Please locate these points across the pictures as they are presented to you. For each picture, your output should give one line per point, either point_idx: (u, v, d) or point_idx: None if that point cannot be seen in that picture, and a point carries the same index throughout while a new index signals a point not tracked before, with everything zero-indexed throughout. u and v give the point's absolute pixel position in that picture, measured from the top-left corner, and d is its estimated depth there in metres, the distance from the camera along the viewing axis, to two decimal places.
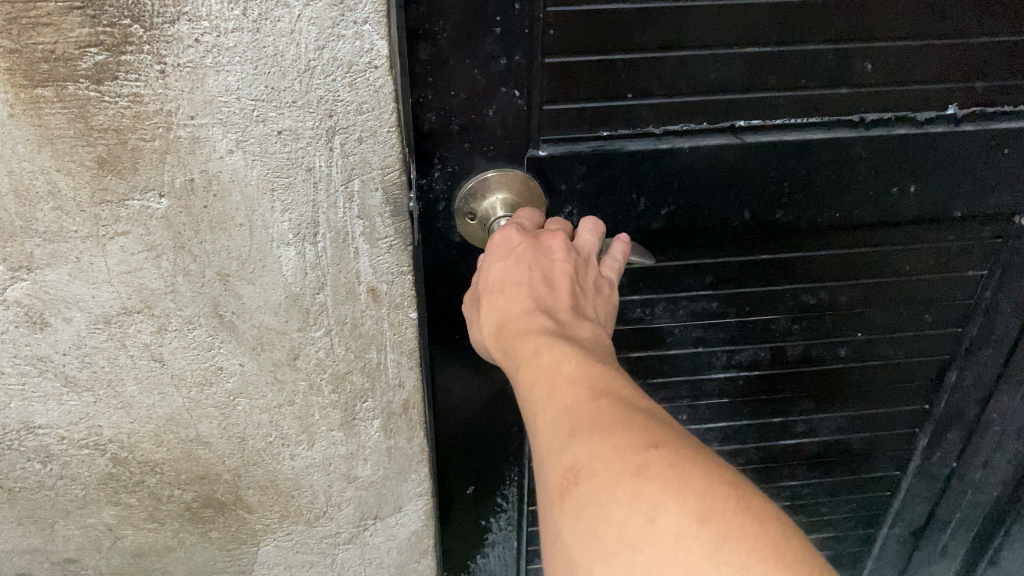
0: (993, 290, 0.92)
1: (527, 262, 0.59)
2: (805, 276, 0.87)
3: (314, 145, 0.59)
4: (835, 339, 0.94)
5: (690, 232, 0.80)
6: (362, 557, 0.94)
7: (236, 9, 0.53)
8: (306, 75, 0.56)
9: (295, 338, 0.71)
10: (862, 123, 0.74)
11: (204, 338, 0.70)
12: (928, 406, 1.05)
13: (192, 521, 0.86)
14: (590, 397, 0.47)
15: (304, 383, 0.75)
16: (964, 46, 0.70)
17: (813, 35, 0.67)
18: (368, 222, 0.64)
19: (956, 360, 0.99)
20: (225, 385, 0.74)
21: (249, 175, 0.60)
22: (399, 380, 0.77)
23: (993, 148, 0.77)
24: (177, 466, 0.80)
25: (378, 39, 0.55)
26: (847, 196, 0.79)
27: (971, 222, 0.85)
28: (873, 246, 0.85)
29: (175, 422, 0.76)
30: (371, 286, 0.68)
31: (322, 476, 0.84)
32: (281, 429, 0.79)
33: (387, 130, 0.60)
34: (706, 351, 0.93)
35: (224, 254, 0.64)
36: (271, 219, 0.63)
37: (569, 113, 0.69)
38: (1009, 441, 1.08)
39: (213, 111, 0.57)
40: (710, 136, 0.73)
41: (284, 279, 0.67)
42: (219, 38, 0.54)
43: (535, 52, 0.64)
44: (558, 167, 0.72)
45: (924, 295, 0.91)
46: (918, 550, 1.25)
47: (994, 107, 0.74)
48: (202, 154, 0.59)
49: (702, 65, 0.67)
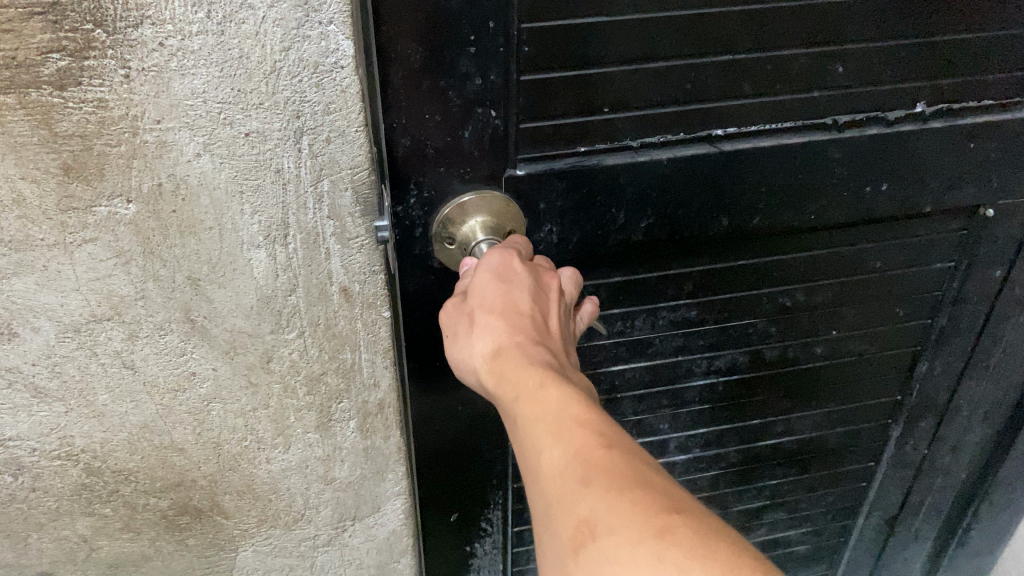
0: (960, 281, 0.94)
1: (527, 297, 0.59)
2: (778, 279, 0.88)
3: (282, 146, 0.59)
4: (810, 339, 0.95)
5: (669, 243, 0.79)
6: (341, 558, 0.94)
7: (199, 11, 0.52)
8: (272, 76, 0.56)
9: (267, 341, 0.71)
10: (836, 124, 0.75)
11: (175, 344, 0.69)
12: (900, 397, 1.07)
13: (169, 530, 0.85)
14: (602, 446, 0.46)
15: (277, 386, 0.75)
16: (930, 44, 0.71)
17: (787, 40, 0.68)
18: (339, 222, 0.65)
19: (926, 351, 1.01)
20: (199, 390, 0.73)
21: (217, 178, 0.60)
22: (373, 379, 0.77)
23: (960, 143, 0.79)
24: (151, 474, 0.79)
25: (344, 39, 0.56)
26: (821, 199, 0.80)
27: (939, 217, 0.87)
28: (845, 246, 0.87)
29: (148, 429, 0.75)
30: (344, 286, 0.69)
31: (299, 479, 0.84)
32: (255, 433, 0.78)
33: (355, 129, 0.60)
34: (686, 360, 0.93)
35: (194, 259, 0.64)
36: (240, 222, 0.63)
37: (545, 130, 0.67)
38: (976, 425, 1.10)
39: (180, 115, 0.56)
40: (686, 146, 0.72)
41: (255, 282, 0.66)
42: (184, 42, 0.53)
43: (511, 69, 0.62)
44: (536, 186, 0.70)
45: (895, 289, 0.93)
46: (892, 539, 1.27)
47: (961, 103, 0.76)
48: (169, 159, 0.58)
49: (676, 77, 0.67)
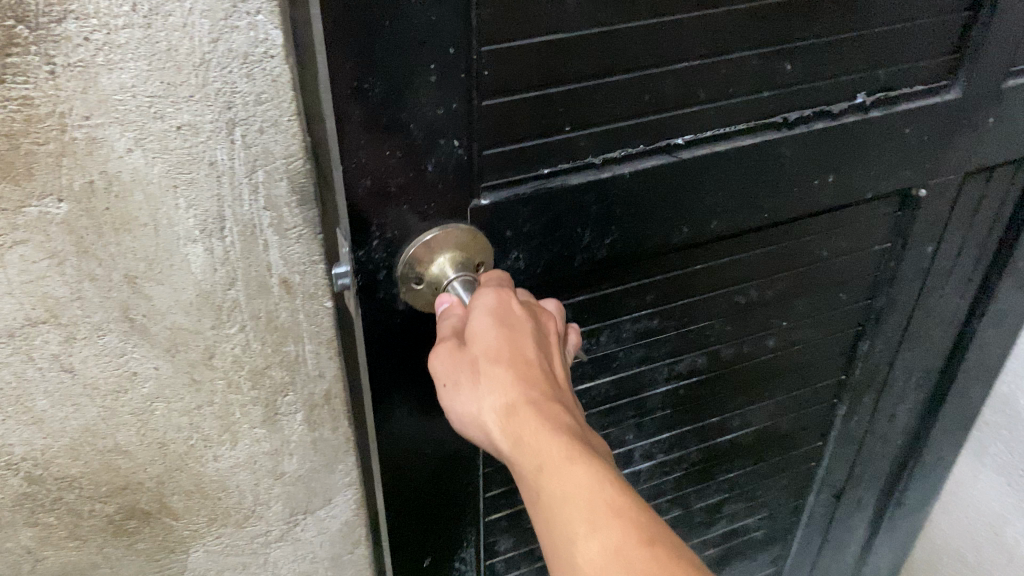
0: (896, 261, 0.97)
1: (532, 347, 0.58)
2: (731, 277, 0.89)
3: (214, 138, 0.59)
4: (763, 333, 0.97)
5: (633, 255, 0.79)
6: (294, 553, 0.94)
7: (124, 5, 0.52)
8: (201, 68, 0.56)
9: (209, 336, 0.70)
10: (786, 122, 0.76)
11: (115, 344, 0.68)
12: (844, 377, 1.10)
13: (116, 535, 0.83)
14: (643, 542, 0.47)
15: (221, 382, 0.74)
16: (865, 35, 0.73)
17: (738, 43, 0.68)
18: (275, 213, 0.65)
19: (867, 330, 1.04)
20: (141, 390, 0.72)
21: (150, 173, 0.59)
22: (318, 370, 0.77)
23: (896, 129, 0.82)
24: (96, 479, 0.77)
25: (272, 28, 0.56)
26: (772, 196, 0.81)
27: (877, 202, 0.90)
28: (794, 239, 0.89)
29: (91, 434, 0.73)
30: (284, 278, 0.69)
31: (248, 475, 0.83)
32: (201, 431, 0.77)
33: (288, 118, 0.60)
34: (648, 368, 0.94)
35: (130, 257, 0.63)
36: (176, 218, 0.62)
37: (506, 154, 0.65)
38: (908, 391, 1.16)
39: (109, 111, 0.55)
40: (646, 157, 0.72)
41: (193, 277, 0.66)
42: (110, 36, 0.52)
43: (473, 96, 0.60)
44: (500, 213, 0.68)
45: (837, 274, 0.96)
46: (839, 511, 1.31)
47: (895, 90, 0.79)
48: (100, 156, 0.57)
49: (633, 90, 0.66)
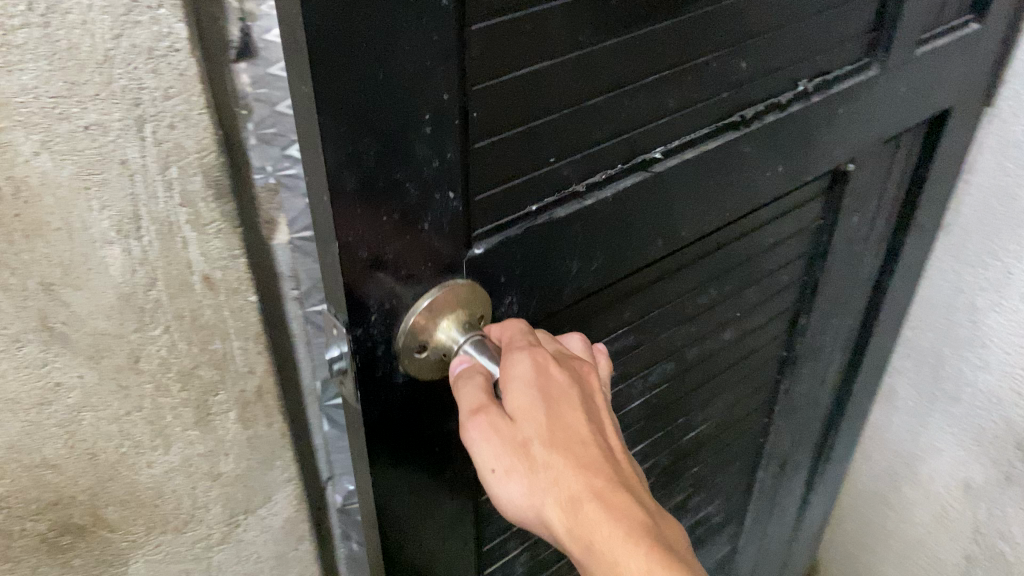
0: (827, 235, 1.06)
1: (577, 425, 0.61)
2: (689, 286, 0.93)
3: (124, 136, 0.58)
4: (720, 327, 1.03)
5: (616, 276, 0.81)
6: (238, 556, 0.90)
7: (19, 3, 0.51)
8: (105, 65, 0.55)
9: (133, 340, 0.68)
10: (743, 121, 0.82)
11: (35, 355, 0.65)
12: (783, 353, 1.18)
13: (49, 554, 0.78)
14: None
15: (149, 386, 0.71)
16: (803, 27, 0.80)
17: (700, 51, 0.72)
18: (192, 209, 0.64)
19: (803, 306, 1.13)
20: (65, 401, 0.68)
21: (59, 176, 0.57)
22: (248, 367, 0.76)
23: (830, 112, 0.89)
24: (23, 497, 0.73)
25: (175, 22, 0.56)
26: (734, 195, 0.87)
27: (814, 182, 0.98)
28: (747, 232, 0.94)
29: (15, 450, 0.69)
30: (205, 275, 0.68)
31: (185, 479, 0.79)
32: (132, 438, 0.73)
33: (197, 112, 0.60)
34: (627, 389, 0.96)
35: (44, 263, 0.61)
36: (90, 220, 0.60)
37: (495, 196, 0.66)
38: (832, 354, 1.28)
39: (12, 115, 0.54)
40: (624, 177, 0.75)
41: (112, 280, 0.64)
42: (6, 37, 0.51)
43: (464, 142, 0.60)
44: (493, 261, 0.69)
45: (781, 256, 1.03)
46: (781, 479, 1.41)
47: (828, 75, 0.87)
48: (5, 160, 0.55)
49: (611, 109, 0.69)
